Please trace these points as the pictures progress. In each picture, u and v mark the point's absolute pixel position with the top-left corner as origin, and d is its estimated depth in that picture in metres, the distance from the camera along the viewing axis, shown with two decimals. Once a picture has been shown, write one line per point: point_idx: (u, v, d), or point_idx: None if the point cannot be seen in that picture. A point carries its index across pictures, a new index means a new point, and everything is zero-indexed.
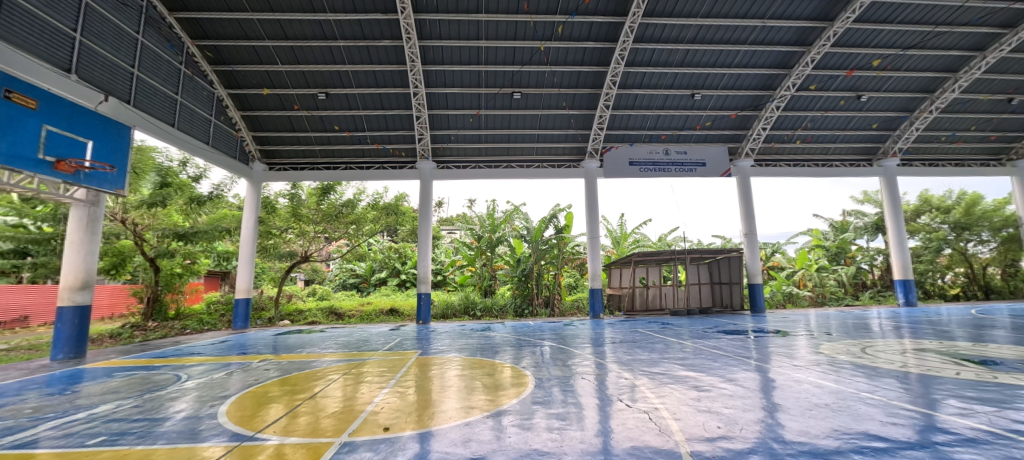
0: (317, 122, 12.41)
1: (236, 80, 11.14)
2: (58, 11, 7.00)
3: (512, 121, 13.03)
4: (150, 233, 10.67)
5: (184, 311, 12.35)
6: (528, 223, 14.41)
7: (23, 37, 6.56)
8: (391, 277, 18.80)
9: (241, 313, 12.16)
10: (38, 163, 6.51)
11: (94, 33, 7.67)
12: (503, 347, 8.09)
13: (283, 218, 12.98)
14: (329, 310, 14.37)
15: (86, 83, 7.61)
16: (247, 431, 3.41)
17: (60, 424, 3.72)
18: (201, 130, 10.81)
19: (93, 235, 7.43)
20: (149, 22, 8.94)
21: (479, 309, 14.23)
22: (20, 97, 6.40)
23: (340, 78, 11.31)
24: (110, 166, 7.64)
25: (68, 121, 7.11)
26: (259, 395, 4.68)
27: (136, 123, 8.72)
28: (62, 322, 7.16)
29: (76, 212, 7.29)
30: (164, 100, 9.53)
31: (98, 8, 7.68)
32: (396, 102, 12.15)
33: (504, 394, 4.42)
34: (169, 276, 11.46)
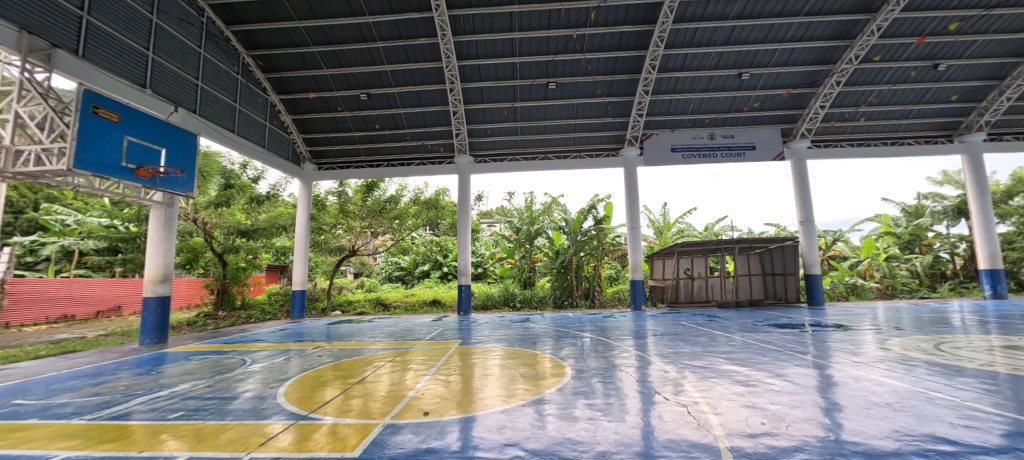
0: (360, 122, 13.00)
1: (286, 86, 11.85)
2: (133, 32, 7.80)
3: (547, 112, 12.90)
4: (217, 231, 11.68)
5: (249, 301, 13.49)
6: (566, 215, 14.27)
7: (107, 58, 7.39)
8: (434, 270, 19.40)
9: (297, 304, 13.10)
10: (122, 170, 7.20)
11: (164, 50, 8.48)
12: (542, 338, 8.14)
13: (333, 215, 13.72)
14: (376, 301, 15.10)
15: (159, 96, 8.44)
16: (303, 410, 3.72)
17: (148, 400, 4.24)
18: (258, 134, 11.63)
19: (169, 234, 8.30)
20: (210, 37, 9.73)
21: (519, 301, 14.37)
22: (106, 112, 7.08)
23: (380, 78, 11.72)
24: (181, 171, 8.34)
25: (145, 132, 7.77)
26: (316, 378, 5.08)
27: (201, 130, 9.55)
28: (148, 311, 8.05)
29: (155, 214, 8.19)
30: (225, 108, 10.34)
31: (166, 26, 8.47)
32: (434, 99, 12.44)
33: (543, 384, 4.48)
34: (235, 270, 12.38)
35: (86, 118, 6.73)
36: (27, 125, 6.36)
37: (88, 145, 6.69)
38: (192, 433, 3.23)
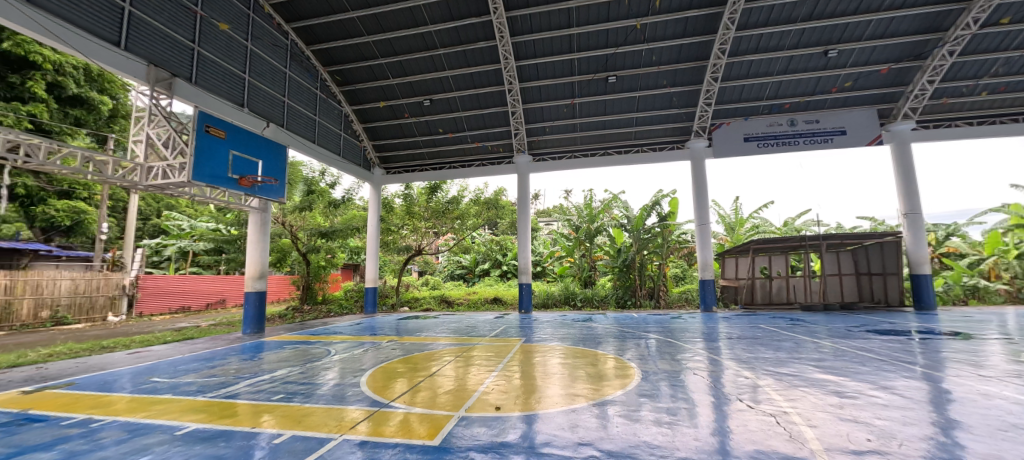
0: (424, 127, 13.63)
1: (358, 97, 12.73)
2: (233, 58, 8.83)
3: (606, 107, 12.59)
4: (301, 233, 12.82)
5: (329, 297, 14.73)
6: (628, 212, 13.81)
7: (214, 83, 8.43)
8: (493, 269, 19.77)
9: (370, 300, 14.04)
10: (229, 180, 8.20)
11: (257, 72, 9.50)
12: (605, 339, 7.97)
13: (399, 216, 14.48)
14: (440, 298, 15.75)
15: (254, 114, 9.47)
16: (383, 399, 3.99)
17: (254, 383, 4.80)
18: (334, 143, 12.62)
19: (264, 235, 9.29)
20: (294, 57, 10.73)
21: (580, 300, 14.18)
22: (215, 130, 8.05)
23: (441, 84, 12.17)
24: (274, 179, 9.32)
25: (245, 146, 8.76)
26: (387, 371, 5.38)
27: (288, 142, 10.57)
28: (249, 303, 9.11)
29: (254, 218, 9.21)
30: (307, 121, 11.34)
31: (258, 51, 9.48)
32: (492, 101, 12.67)
33: (609, 384, 4.39)
34: (317, 268, 13.69)
35: (201, 136, 7.70)
36: (157, 145, 7.50)
37: (203, 160, 7.66)
38: (292, 414, 3.60)
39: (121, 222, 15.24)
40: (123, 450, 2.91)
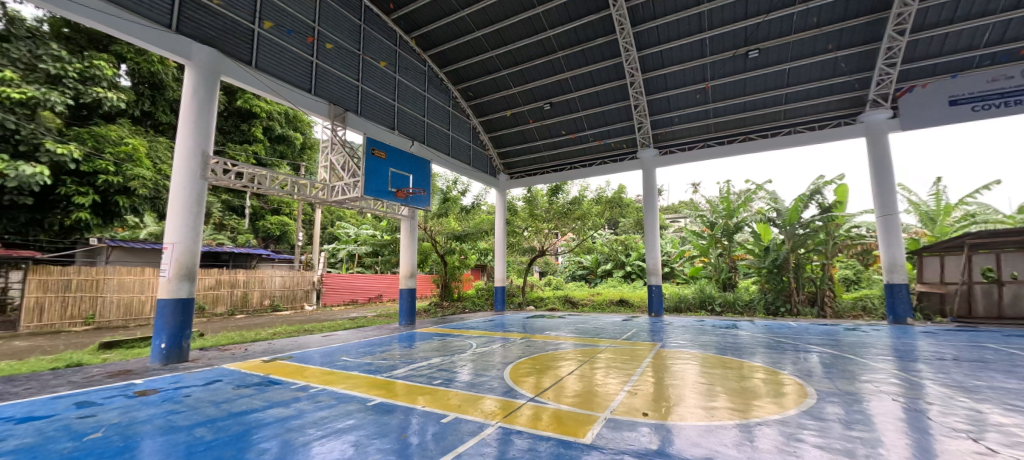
0: (545, 130, 13.97)
1: (484, 109, 13.67)
2: (386, 90, 10.35)
3: (746, 86, 11.13)
4: (438, 237, 14.18)
5: (463, 294, 16.21)
6: (777, 204, 11.89)
7: (374, 112, 9.98)
8: (616, 269, 19.14)
9: (499, 298, 14.93)
10: (390, 193, 9.58)
11: (404, 98, 10.96)
12: (755, 348, 7.05)
13: (524, 219, 15.12)
14: (564, 299, 15.92)
15: (403, 134, 10.90)
16: (530, 394, 4.30)
17: (415, 369, 5.59)
18: (465, 154, 13.76)
19: (411, 240, 10.83)
20: (431, 81, 12.10)
21: (719, 304, 12.74)
22: (378, 152, 9.50)
23: (561, 86, 12.30)
24: (422, 190, 10.64)
25: (401, 163, 10.16)
26: (516, 370, 5.59)
27: (430, 157, 11.87)
28: (403, 298, 10.66)
29: (404, 225, 10.85)
30: (443, 136, 12.54)
31: (404, 80, 10.96)
32: (613, 96, 12.30)
33: (771, 402, 3.87)
34: (453, 268, 15.22)
35: (369, 158, 9.19)
36: (337, 168, 9.00)
37: (372, 177, 9.14)
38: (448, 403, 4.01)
39: (310, 231, 19.26)
40: (334, 413, 3.66)
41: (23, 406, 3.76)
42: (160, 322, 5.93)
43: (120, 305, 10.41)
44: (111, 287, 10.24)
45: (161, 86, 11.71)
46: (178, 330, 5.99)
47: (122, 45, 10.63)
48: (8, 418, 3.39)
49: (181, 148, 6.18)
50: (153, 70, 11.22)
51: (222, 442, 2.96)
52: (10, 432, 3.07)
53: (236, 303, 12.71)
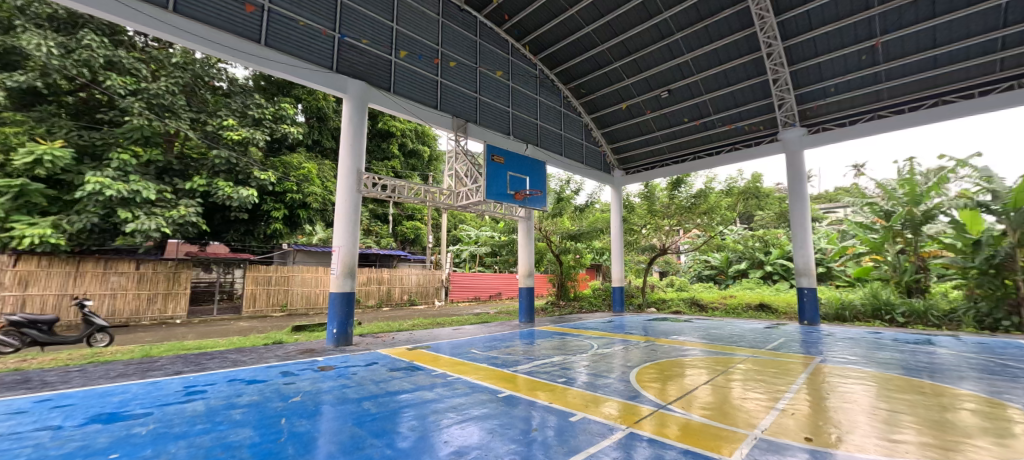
0: (662, 120, 13.02)
1: (596, 106, 13.35)
2: (501, 98, 10.91)
3: (935, 36, 8.77)
4: (554, 236, 14.46)
5: (579, 294, 16.16)
6: (994, 185, 9.10)
7: (492, 120, 10.59)
8: (753, 269, 16.82)
9: (617, 299, 14.42)
10: (508, 196, 10.03)
11: (518, 104, 11.40)
12: (962, 371, 5.49)
13: (641, 216, 14.58)
14: (691, 301, 14.64)
15: (518, 139, 11.32)
16: (660, 401, 4.07)
17: (538, 366, 5.78)
18: (578, 153, 13.60)
19: (529, 241, 11.19)
20: (543, 84, 12.35)
21: (902, 314, 10.17)
22: (497, 158, 10.07)
23: (681, 70, 11.30)
24: (538, 191, 10.88)
25: (517, 167, 10.56)
26: (640, 375, 5.31)
27: (544, 158, 12.08)
28: (523, 297, 11.11)
29: (521, 226, 11.27)
30: (556, 136, 12.62)
31: (518, 86, 11.41)
32: (745, 73, 10.85)
33: (998, 444, 2.95)
34: (569, 267, 15.34)
35: (489, 164, 9.80)
36: (461, 176, 9.76)
37: (493, 182, 9.71)
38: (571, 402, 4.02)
39: (438, 234, 21.40)
40: (469, 400, 3.98)
41: (250, 371, 4.95)
42: (333, 312, 7.23)
43: (303, 296, 13.06)
44: (296, 282, 12.90)
45: (325, 118, 14.28)
46: (345, 319, 7.24)
47: (299, 89, 13.33)
48: (242, 379, 4.51)
49: (342, 168, 7.43)
50: (319, 106, 13.83)
51: (382, 416, 3.45)
52: (244, 390, 4.07)
53: (382, 297, 14.85)
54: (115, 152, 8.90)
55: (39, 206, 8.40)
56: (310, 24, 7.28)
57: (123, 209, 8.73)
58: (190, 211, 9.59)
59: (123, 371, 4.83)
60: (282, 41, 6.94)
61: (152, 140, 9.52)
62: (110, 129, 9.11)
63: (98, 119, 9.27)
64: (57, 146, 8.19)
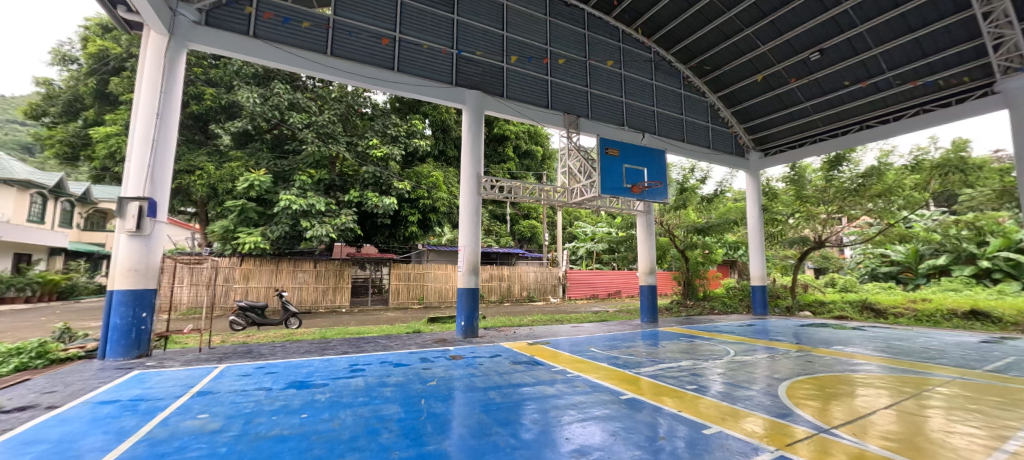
0: (813, 88, 10.65)
1: (722, 82, 11.57)
2: (613, 88, 10.47)
3: None
4: (678, 230, 13.37)
5: (710, 293, 14.65)
6: None
7: (603, 113, 10.25)
8: (959, 265, 12.97)
9: (759, 300, 12.59)
10: (624, 189, 9.54)
11: (631, 92, 10.79)
12: None
13: (787, 203, 12.72)
14: (861, 305, 11.99)
15: (633, 129, 10.72)
16: (822, 424, 3.40)
17: (664, 369, 5.41)
18: (704, 137, 12.13)
19: (649, 236, 10.54)
20: (659, 67, 11.39)
21: None
22: (612, 150, 9.69)
23: (838, 24, 9.03)
24: (658, 182, 10.08)
25: (633, 158, 9.97)
26: (793, 390, 4.52)
27: (664, 146, 11.19)
28: (644, 295, 10.52)
29: (640, 220, 10.67)
30: (676, 121, 11.53)
31: (631, 74, 10.80)
32: (939, 11, 8.17)
33: None
34: (696, 264, 14.04)
35: (603, 157, 9.50)
36: (575, 173, 9.60)
37: (608, 176, 9.39)
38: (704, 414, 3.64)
39: (554, 231, 21.68)
40: (590, 399, 3.92)
41: (396, 355, 5.71)
42: (462, 307, 7.86)
43: (437, 291, 14.59)
44: (430, 278, 14.48)
45: (448, 129, 15.66)
46: (471, 312, 7.83)
47: (426, 106, 14.87)
48: (391, 362, 5.23)
49: (464, 174, 8.06)
50: (443, 119, 15.25)
51: (507, 406, 3.62)
52: (392, 371, 4.71)
53: (504, 293, 15.68)
54: (298, 174, 11.23)
55: (254, 219, 11.07)
56: (432, 46, 8.05)
57: (306, 220, 10.98)
58: (349, 219, 11.48)
59: (308, 349, 6.06)
60: (413, 65, 7.85)
61: (322, 163, 11.71)
62: (295, 157, 11.58)
63: (286, 149, 11.79)
64: (261, 174, 10.61)
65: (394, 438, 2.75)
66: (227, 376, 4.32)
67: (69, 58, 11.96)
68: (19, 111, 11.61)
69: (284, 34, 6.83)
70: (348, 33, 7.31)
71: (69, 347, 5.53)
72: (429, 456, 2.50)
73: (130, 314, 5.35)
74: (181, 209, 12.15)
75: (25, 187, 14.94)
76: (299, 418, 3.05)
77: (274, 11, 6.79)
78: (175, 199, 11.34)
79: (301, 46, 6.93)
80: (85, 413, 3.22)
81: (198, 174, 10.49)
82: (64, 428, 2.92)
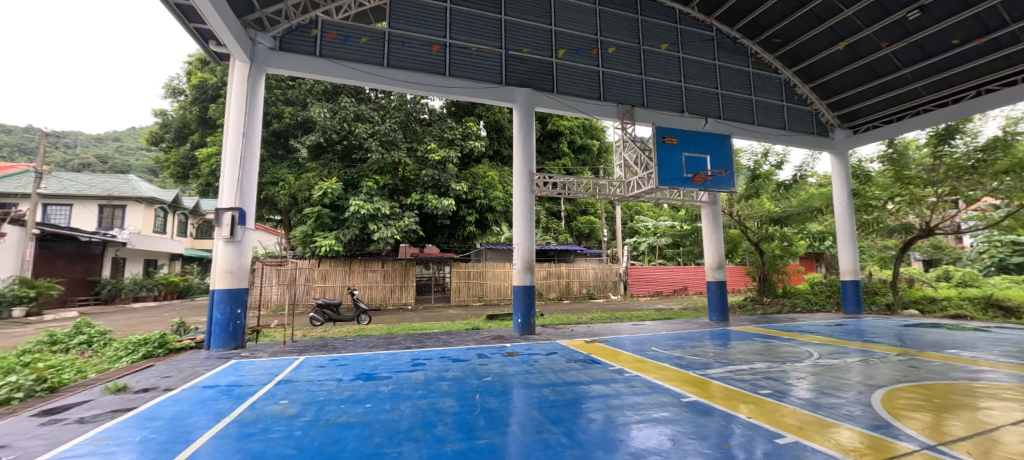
0: (913, 52, 9.10)
1: (797, 56, 10.30)
2: (670, 73, 9.89)
3: None
4: (751, 222, 12.33)
5: (791, 290, 13.33)
6: None
7: (660, 100, 9.72)
8: None
9: (851, 296, 11.20)
10: (685, 180, 8.98)
11: (691, 75, 10.11)
12: None
13: (885, 186, 11.29)
14: (985, 302, 10.20)
15: (694, 115, 10.04)
16: (929, 440, 2.94)
17: (735, 371, 5.02)
18: (778, 118, 10.97)
19: (717, 228, 9.81)
20: (722, 45, 10.51)
21: None
22: (670, 139, 9.16)
23: None
24: (724, 170, 9.32)
25: (694, 146, 9.34)
26: (892, 399, 3.93)
27: (731, 131, 10.34)
28: (712, 292, 9.85)
29: (706, 212, 9.97)
30: (744, 103, 10.59)
31: (690, 56, 10.11)
32: None
33: None
34: (773, 258, 12.85)
35: (660, 146, 9.02)
36: (631, 165, 9.35)
37: (666, 166, 8.89)
38: (778, 422, 3.32)
39: (614, 227, 21.04)
40: (649, 401, 3.75)
41: (455, 351, 5.91)
42: (518, 304, 7.93)
43: (495, 289, 14.87)
44: (489, 277, 14.78)
45: (502, 129, 15.87)
46: (528, 309, 7.86)
47: (480, 108, 15.18)
48: (449, 357, 5.43)
49: (517, 172, 8.11)
50: (497, 119, 15.49)
51: (561, 404, 3.59)
52: (450, 366, 4.88)
53: (562, 290, 15.55)
54: (365, 181, 12.05)
55: (328, 224, 12.06)
56: (481, 47, 8.19)
57: (372, 223, 11.74)
58: (411, 221, 12.10)
59: (375, 344, 6.48)
60: (463, 69, 8.04)
61: (385, 169, 12.45)
62: (362, 165, 12.43)
63: (354, 158, 12.70)
64: (333, 183, 11.58)
65: (449, 430, 2.84)
66: (305, 367, 4.78)
67: (178, 90, 13.92)
68: (144, 139, 13.75)
69: (346, 51, 7.36)
70: (401, 44, 7.67)
71: (183, 339, 6.44)
72: (482, 451, 2.55)
73: (228, 310, 6.11)
74: (269, 217, 13.61)
75: (151, 204, 17.68)
76: (364, 408, 3.27)
77: (336, 31, 7.34)
78: (263, 209, 12.73)
79: (360, 60, 7.41)
80: (192, 395, 3.74)
81: (281, 185, 11.69)
82: (177, 407, 3.41)
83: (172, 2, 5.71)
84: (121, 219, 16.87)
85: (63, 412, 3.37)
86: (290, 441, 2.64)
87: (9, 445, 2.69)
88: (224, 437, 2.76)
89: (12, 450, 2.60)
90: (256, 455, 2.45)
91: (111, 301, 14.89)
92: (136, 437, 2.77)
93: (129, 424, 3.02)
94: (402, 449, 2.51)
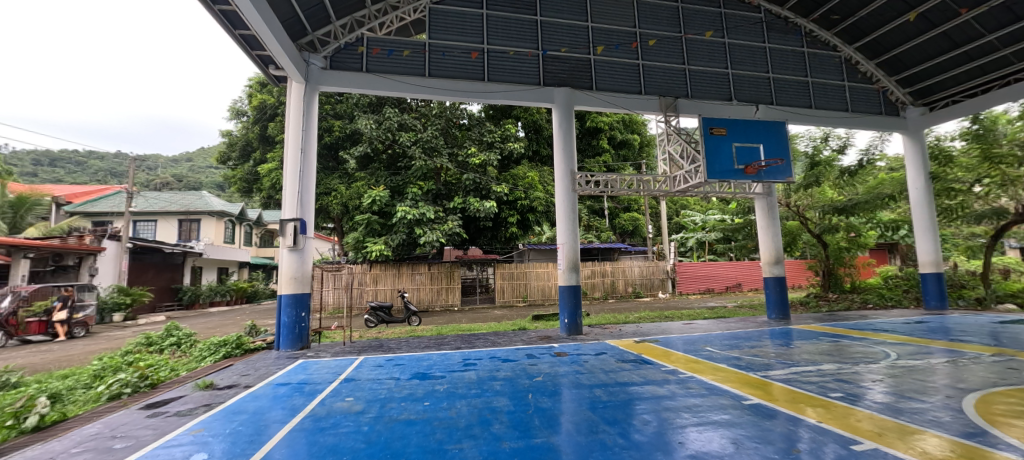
0: (1001, 15, 8.06)
1: (860, 30, 9.46)
2: (715, 61, 9.45)
3: None
4: (812, 212, 11.52)
5: (860, 285, 12.32)
6: None
7: (705, 90, 9.31)
8: None
9: (932, 290, 10.16)
10: (737, 172, 8.55)
11: (738, 61, 9.59)
12: None
13: (970, 167, 10.18)
14: None
15: (743, 102, 9.53)
16: None
17: (800, 373, 4.73)
18: (839, 99, 10.14)
19: (773, 221, 9.26)
20: (772, 26, 9.88)
21: None
22: (718, 130, 8.76)
23: None
24: (779, 159, 8.77)
25: (745, 135, 8.85)
26: (988, 405, 3.53)
27: (785, 117, 9.70)
28: (770, 289, 9.30)
29: (760, 203, 9.41)
30: (799, 86, 9.90)
31: (737, 40, 9.59)
32: None
33: None
34: (838, 250, 11.94)
35: (708, 138, 8.63)
36: (676, 158, 8.97)
37: (715, 158, 8.48)
38: (851, 427, 3.09)
39: (659, 222, 20.34)
40: (707, 403, 3.62)
41: (504, 352, 5.99)
42: (564, 305, 7.89)
43: (539, 289, 14.88)
44: (533, 277, 14.83)
45: (540, 129, 15.88)
46: (574, 309, 7.81)
47: (518, 109, 15.26)
48: (499, 357, 5.53)
49: (557, 171, 8.10)
50: (535, 119, 15.53)
51: (614, 405, 3.56)
52: (500, 367, 4.96)
53: (608, 289, 15.30)
54: (410, 187, 12.48)
55: (378, 230, 12.60)
56: (518, 50, 8.26)
57: (419, 227, 12.13)
58: (455, 224, 12.43)
59: (427, 344, 6.71)
60: (501, 73, 8.15)
61: (428, 175, 12.83)
62: (406, 172, 12.87)
63: (399, 166, 13.18)
64: (381, 191, 12.11)
65: (505, 429, 2.91)
66: (366, 366, 5.07)
67: (241, 112, 15.18)
68: (214, 159, 15.11)
69: (390, 65, 7.70)
70: (441, 54, 7.90)
71: (255, 340, 7.02)
72: (539, 449, 2.59)
73: (294, 314, 6.59)
74: (323, 225, 14.46)
75: (221, 217, 19.36)
76: (423, 406, 3.43)
77: (380, 46, 7.70)
78: (319, 217, 13.57)
79: (403, 73, 7.72)
80: (269, 392, 4.09)
81: (333, 195, 12.46)
82: (256, 403, 3.74)
83: (237, 32, 6.24)
84: (197, 231, 18.62)
85: (163, 405, 3.80)
86: (358, 436, 2.83)
87: (124, 434, 3.08)
88: (300, 431, 2.99)
89: (128, 438, 2.99)
90: (330, 448, 2.66)
91: (192, 306, 16.50)
92: (227, 429, 3.08)
93: (218, 418, 3.36)
94: (462, 446, 2.61)
